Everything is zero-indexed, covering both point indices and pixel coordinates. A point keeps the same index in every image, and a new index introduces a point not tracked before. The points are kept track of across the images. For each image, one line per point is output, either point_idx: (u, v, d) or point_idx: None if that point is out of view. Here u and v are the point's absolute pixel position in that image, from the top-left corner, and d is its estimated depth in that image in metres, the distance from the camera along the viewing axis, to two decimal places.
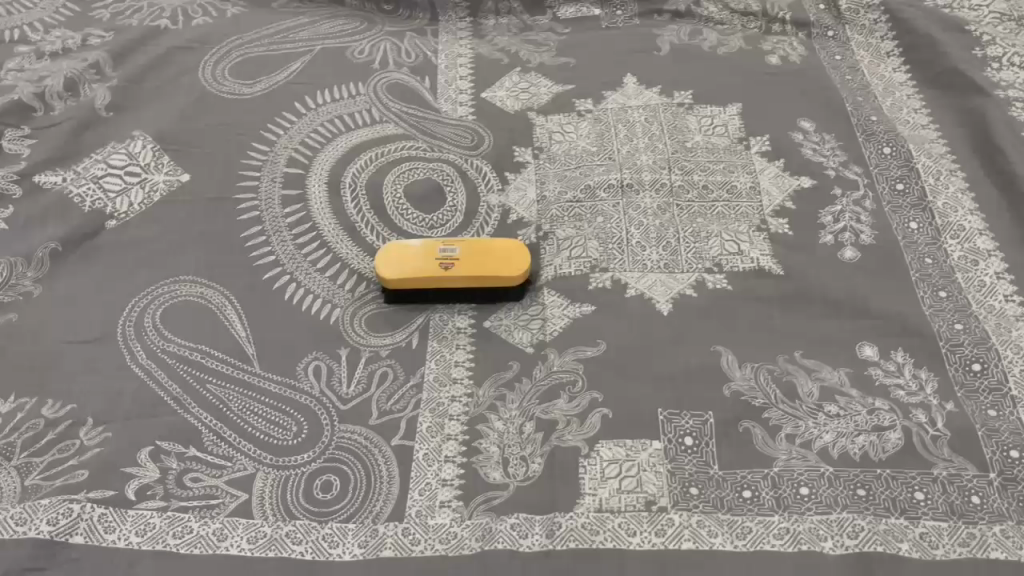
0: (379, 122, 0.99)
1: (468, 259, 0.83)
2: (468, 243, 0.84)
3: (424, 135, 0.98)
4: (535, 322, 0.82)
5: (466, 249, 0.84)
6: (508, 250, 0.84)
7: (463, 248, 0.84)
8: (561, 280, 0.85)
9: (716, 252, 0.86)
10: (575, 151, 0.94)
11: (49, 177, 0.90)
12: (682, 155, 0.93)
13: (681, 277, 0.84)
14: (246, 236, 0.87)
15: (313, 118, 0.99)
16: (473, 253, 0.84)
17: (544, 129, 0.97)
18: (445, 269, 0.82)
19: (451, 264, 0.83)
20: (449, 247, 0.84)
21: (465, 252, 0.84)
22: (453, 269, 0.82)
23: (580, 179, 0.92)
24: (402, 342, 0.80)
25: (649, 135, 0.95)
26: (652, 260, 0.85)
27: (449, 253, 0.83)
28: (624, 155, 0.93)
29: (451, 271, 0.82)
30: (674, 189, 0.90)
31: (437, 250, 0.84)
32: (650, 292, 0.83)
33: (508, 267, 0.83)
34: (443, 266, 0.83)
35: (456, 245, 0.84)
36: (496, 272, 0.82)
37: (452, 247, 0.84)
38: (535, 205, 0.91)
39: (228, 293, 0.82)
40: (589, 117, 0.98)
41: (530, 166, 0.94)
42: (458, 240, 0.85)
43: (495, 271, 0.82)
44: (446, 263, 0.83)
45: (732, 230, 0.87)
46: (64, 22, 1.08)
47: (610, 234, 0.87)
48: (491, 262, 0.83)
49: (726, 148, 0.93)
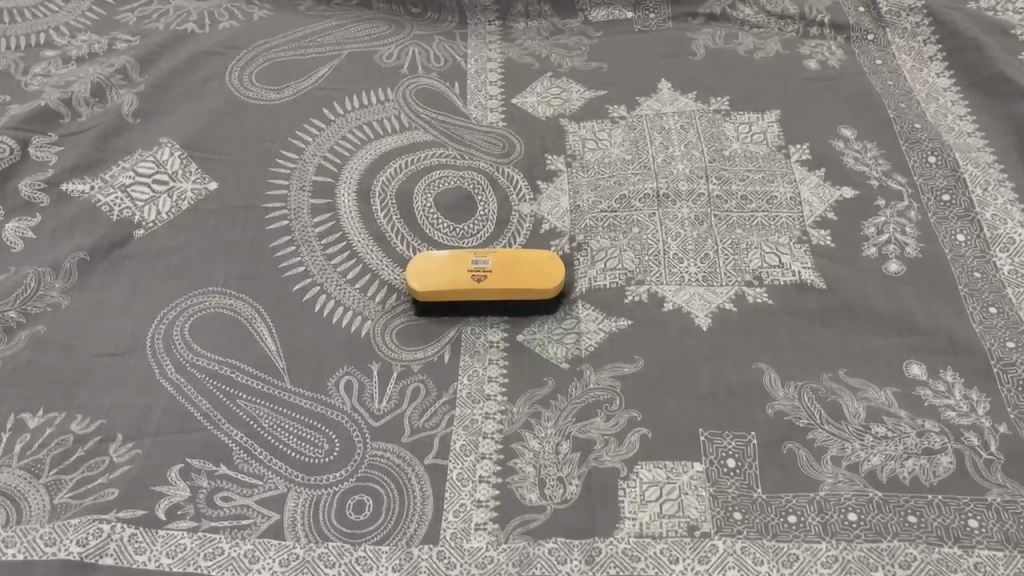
0: (409, 129, 0.97)
1: (500, 271, 0.81)
2: (501, 255, 0.83)
3: (454, 142, 0.96)
4: (570, 337, 0.80)
5: (499, 261, 0.82)
6: (541, 262, 0.82)
7: (496, 260, 0.82)
8: (596, 293, 0.83)
9: (755, 264, 0.83)
10: (609, 159, 0.92)
11: (76, 185, 0.89)
12: (719, 164, 0.90)
13: (720, 290, 0.82)
14: (275, 246, 0.86)
15: (341, 124, 0.97)
16: (506, 265, 0.82)
17: (576, 136, 0.95)
18: (477, 281, 0.81)
19: (484, 276, 0.81)
20: (481, 259, 0.82)
21: (498, 264, 0.82)
22: (485, 282, 0.81)
23: (614, 188, 0.90)
24: (434, 356, 0.79)
25: (685, 143, 0.92)
26: (690, 272, 0.83)
27: (481, 265, 0.82)
28: (659, 163, 0.91)
29: (483, 283, 0.81)
30: (712, 199, 0.88)
31: (469, 261, 0.82)
32: (688, 306, 0.81)
33: (541, 280, 0.81)
34: (475, 278, 0.81)
35: (488, 257, 0.82)
36: (529, 285, 0.81)
37: (484, 259, 0.82)
38: (569, 215, 0.89)
39: (258, 305, 0.81)
40: (622, 123, 0.95)
41: (563, 174, 0.92)
42: (491, 251, 0.83)
43: (528, 284, 0.81)
44: (478, 275, 0.81)
45: (772, 242, 0.85)
46: (90, 26, 1.07)
47: (646, 246, 0.85)
48: (524, 274, 0.81)
49: (765, 156, 0.91)
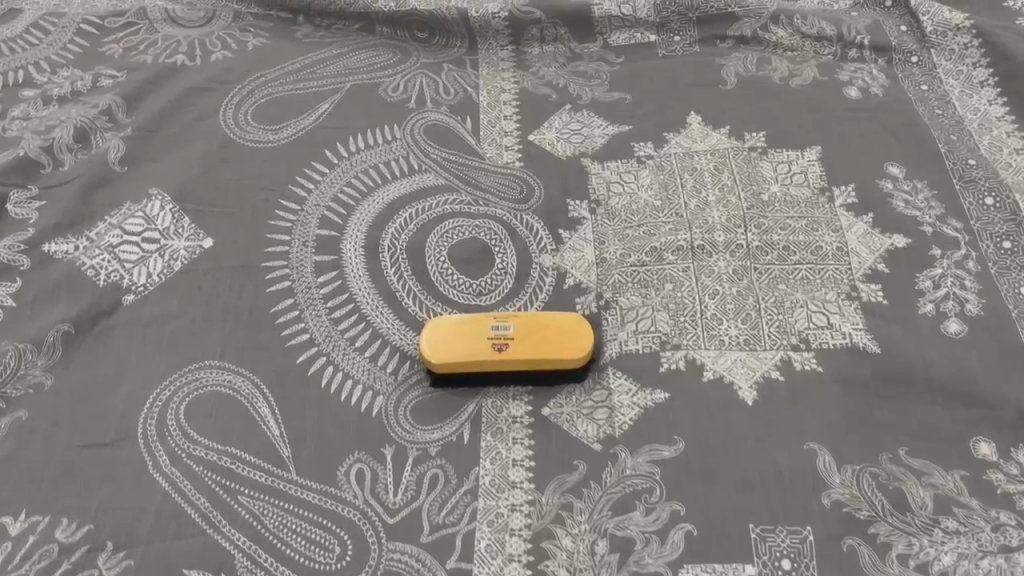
0: (418, 172, 0.90)
1: (523, 337, 0.74)
2: (523, 318, 0.76)
3: (468, 186, 0.89)
4: (601, 411, 0.73)
5: (521, 325, 0.75)
6: (567, 326, 0.75)
7: (518, 325, 0.75)
8: (628, 359, 0.76)
9: (801, 326, 0.76)
10: (637, 205, 0.85)
11: (59, 246, 0.82)
12: (757, 210, 0.83)
13: (764, 356, 0.75)
14: (277, 311, 0.79)
15: (345, 168, 0.90)
16: (529, 330, 0.75)
17: (600, 179, 0.88)
18: (498, 350, 0.74)
19: (505, 344, 0.74)
20: (502, 323, 0.75)
21: (520, 330, 0.75)
22: (507, 351, 0.74)
23: (644, 239, 0.82)
24: (453, 436, 0.72)
25: (720, 186, 0.85)
26: (730, 335, 0.76)
27: (502, 331, 0.75)
28: (692, 210, 0.83)
29: (505, 353, 0.74)
30: (751, 251, 0.80)
31: (489, 326, 0.75)
32: (730, 375, 0.74)
33: (568, 347, 0.74)
34: (496, 346, 0.74)
35: (509, 321, 0.75)
36: (555, 353, 0.74)
37: (505, 324, 0.75)
38: (595, 268, 0.82)
39: (258, 381, 0.74)
40: (650, 163, 0.88)
41: (587, 222, 0.85)
42: (512, 313, 0.76)
43: (554, 353, 0.74)
44: (499, 342, 0.74)
45: (818, 300, 0.78)
46: (72, 60, 0.99)
47: (681, 305, 0.78)
48: (549, 341, 0.74)
49: (807, 201, 0.84)
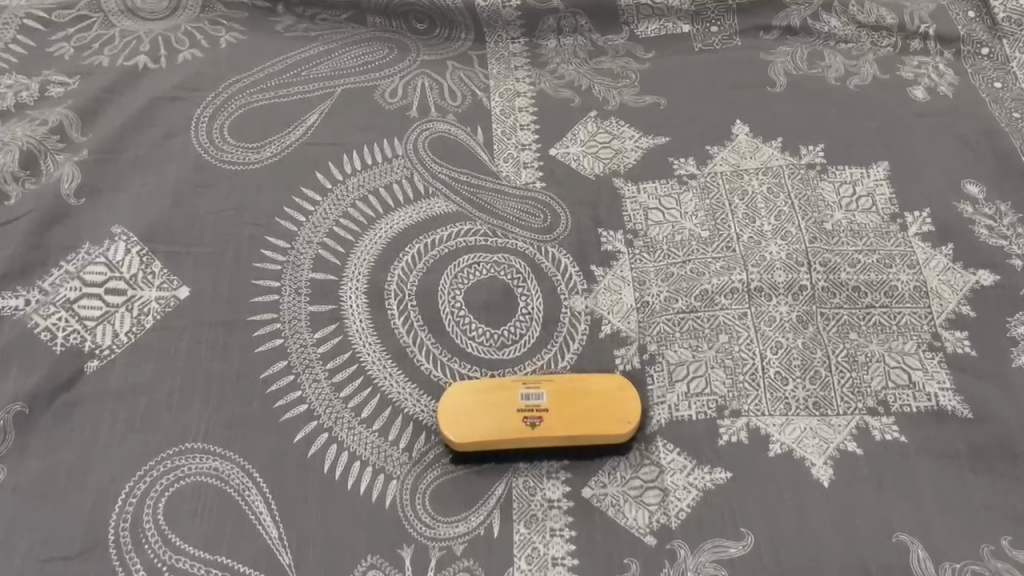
0: (425, 196, 0.78)
1: (559, 409, 0.64)
2: (558, 384, 0.65)
3: (483, 213, 0.77)
4: (651, 494, 0.63)
5: (557, 394, 0.64)
6: (609, 394, 0.65)
7: (552, 393, 0.64)
8: (679, 428, 0.65)
9: (878, 385, 0.66)
10: (681, 237, 0.74)
11: (7, 301, 0.69)
12: (820, 244, 0.72)
13: (838, 422, 0.65)
14: (268, 377, 0.67)
15: (341, 194, 0.77)
16: (566, 399, 0.64)
17: (636, 204, 0.76)
18: (531, 426, 0.63)
19: (539, 418, 0.63)
20: (534, 392, 0.64)
21: (556, 399, 0.64)
22: (541, 426, 0.63)
23: (692, 278, 0.71)
24: (481, 528, 0.62)
25: (775, 214, 0.74)
26: (797, 398, 0.66)
27: (534, 401, 0.64)
28: (746, 244, 0.73)
29: (539, 429, 0.63)
30: (816, 293, 0.70)
31: (519, 395, 0.64)
32: (800, 448, 0.64)
33: (612, 420, 0.63)
34: (528, 421, 0.63)
35: (542, 389, 0.65)
36: (596, 428, 0.63)
37: (538, 392, 0.64)
38: (635, 314, 0.70)
39: (250, 469, 0.63)
40: (693, 185, 0.77)
41: (624, 256, 0.73)
42: (544, 378, 0.65)
43: (596, 428, 0.63)
44: (532, 416, 0.63)
45: (896, 352, 0.67)
46: (15, 64, 0.85)
47: (739, 360, 0.67)
48: (589, 413, 0.64)
49: (876, 230, 0.73)
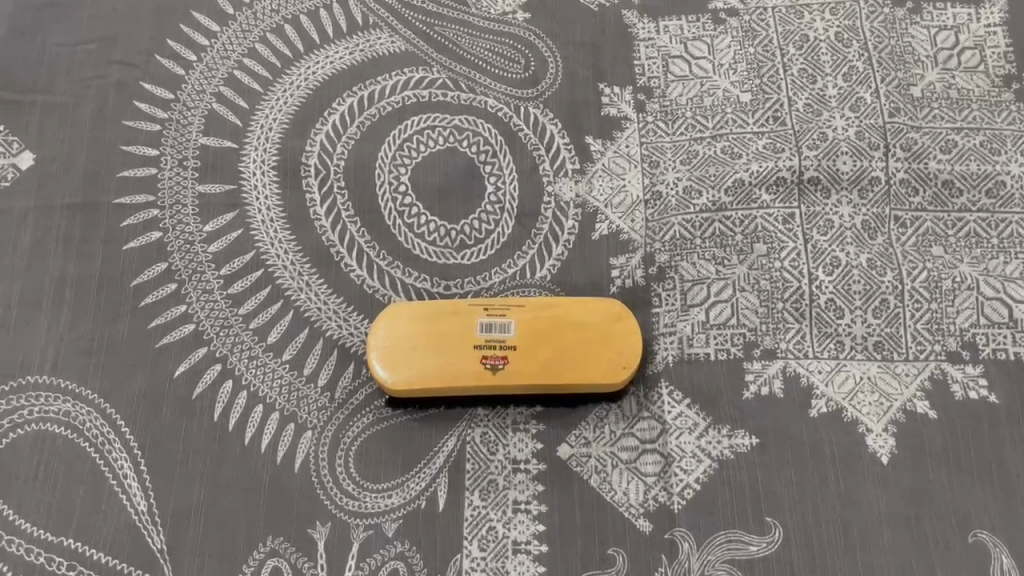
0: (364, 29, 0.57)
1: (531, 347, 0.47)
2: (532, 312, 0.48)
3: (443, 56, 0.56)
4: (650, 461, 0.47)
5: (529, 326, 0.47)
6: (599, 327, 0.47)
7: (523, 325, 0.47)
8: (693, 371, 0.49)
9: (966, 321, 0.49)
10: (712, 100, 0.54)
11: None
12: (904, 118, 0.52)
13: (906, 371, 0.48)
14: (141, 286, 0.50)
15: (247, 23, 0.56)
16: (540, 333, 0.47)
17: (653, 49, 0.55)
18: (492, 369, 0.46)
19: (503, 360, 0.46)
20: (498, 322, 0.47)
21: (527, 333, 0.47)
22: (505, 371, 0.46)
23: (722, 161, 0.52)
24: (421, 501, 0.46)
25: (844, 71, 0.54)
26: (854, 336, 0.49)
27: (497, 335, 0.47)
28: (800, 114, 0.53)
29: (503, 373, 0.46)
30: (893, 190, 0.51)
31: (477, 325, 0.47)
32: (852, 406, 0.47)
33: (601, 364, 0.47)
34: (487, 362, 0.46)
35: (509, 318, 0.47)
36: (579, 373, 0.46)
37: (504, 324, 0.47)
38: (642, 209, 0.52)
39: (112, 414, 0.47)
40: (734, 25, 0.56)
41: (632, 125, 0.54)
42: (513, 303, 0.48)
43: (581, 374, 0.46)
44: (493, 355, 0.47)
45: (995, 276, 0.49)
46: None
47: (778, 280, 0.50)
48: (572, 352, 0.47)
49: (982, 98, 0.53)
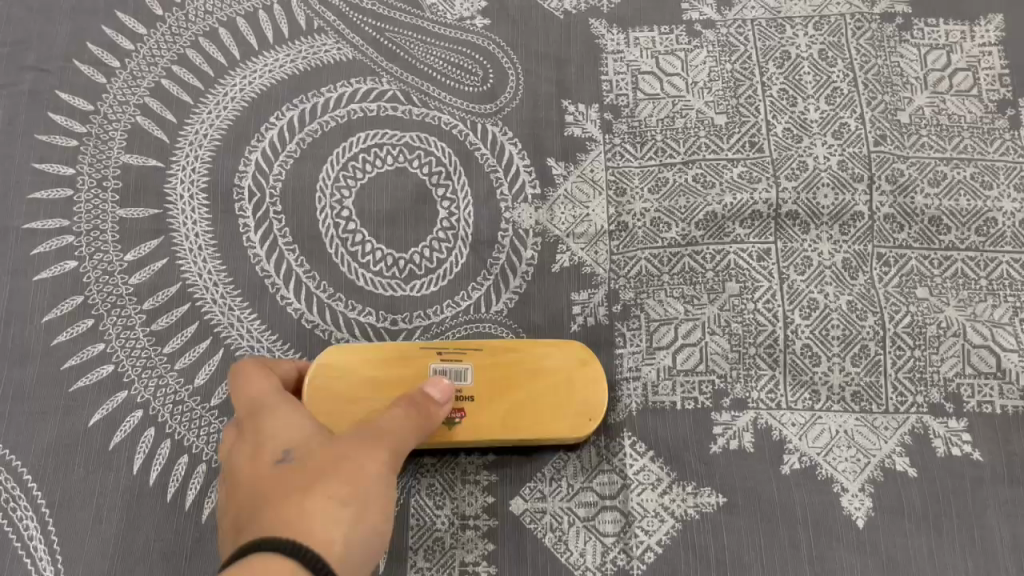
0: (307, 34, 0.52)
1: (488, 396, 0.43)
2: (489, 357, 0.44)
3: (394, 65, 0.52)
4: (609, 520, 0.43)
5: (486, 372, 0.43)
6: (561, 373, 0.44)
7: (479, 372, 0.43)
8: (657, 421, 0.45)
9: (950, 371, 0.45)
10: (684, 122, 0.50)
11: None
12: (889, 147, 0.48)
13: (885, 425, 0.45)
14: (53, 323, 0.45)
15: (178, 25, 0.51)
16: (498, 382, 0.43)
17: (623, 63, 0.51)
18: (446, 423, 0.42)
19: (458, 412, 0.43)
20: (452, 368, 0.43)
21: (484, 380, 0.43)
22: (461, 425, 0.42)
23: (694, 190, 0.48)
24: None
25: (827, 93, 0.50)
26: (831, 385, 0.45)
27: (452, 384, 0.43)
28: (779, 140, 0.49)
29: (458, 427, 0.42)
30: (876, 226, 0.47)
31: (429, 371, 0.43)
32: (827, 462, 0.44)
33: (562, 416, 0.43)
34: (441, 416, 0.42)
35: (464, 364, 0.43)
36: (541, 425, 0.43)
37: (459, 371, 0.43)
38: (607, 241, 0.48)
39: (18, 468, 0.43)
40: (710, 39, 0.51)
41: (597, 148, 0.49)
42: (469, 346, 0.44)
43: (542, 425, 0.43)
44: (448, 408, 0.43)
45: (983, 322, 0.46)
46: None
47: (752, 324, 0.46)
48: (532, 401, 0.43)
49: (975, 126, 0.49)
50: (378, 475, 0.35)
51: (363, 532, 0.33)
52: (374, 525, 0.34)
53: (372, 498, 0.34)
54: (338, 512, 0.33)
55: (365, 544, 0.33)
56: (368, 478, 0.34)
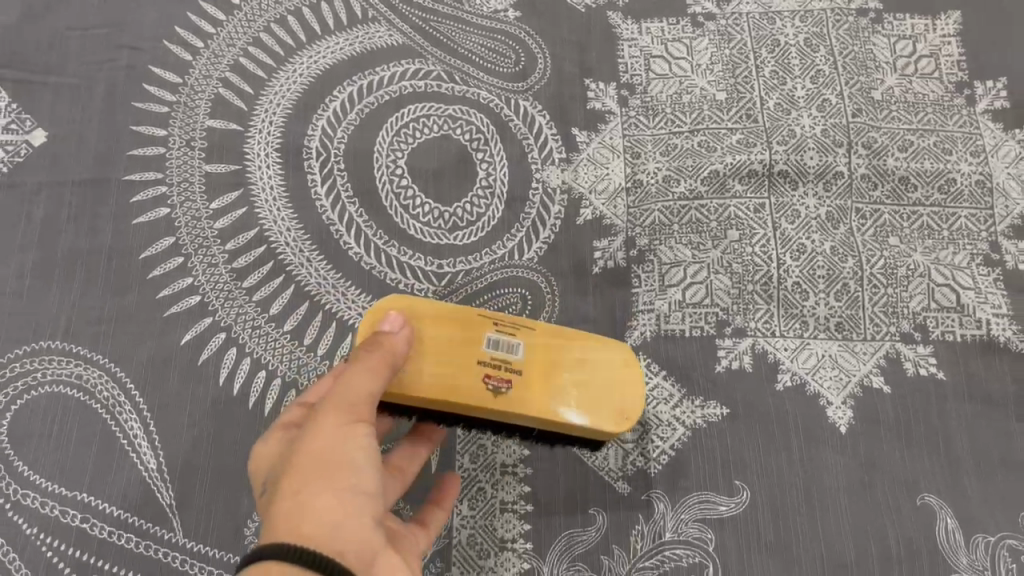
0: (363, 22, 0.60)
1: (536, 374, 0.44)
2: (540, 338, 0.45)
3: (438, 49, 0.59)
4: (628, 428, 0.50)
5: (535, 350, 0.45)
6: (610, 370, 0.45)
7: (530, 349, 0.44)
8: (669, 347, 0.52)
9: (918, 306, 0.53)
10: (690, 98, 0.58)
11: None
12: (865, 119, 0.57)
13: (863, 350, 0.52)
14: (149, 259, 0.52)
15: (252, 12, 0.59)
16: (545, 361, 0.44)
17: (636, 49, 0.59)
18: (495, 391, 0.43)
19: (507, 383, 0.43)
20: (506, 341, 0.44)
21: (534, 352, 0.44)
22: (508, 395, 0.43)
23: (699, 154, 0.56)
24: None
25: (812, 75, 0.58)
26: (817, 317, 0.53)
27: (503, 355, 0.44)
28: (771, 113, 0.57)
29: (508, 397, 0.43)
30: (854, 184, 0.55)
31: (485, 339, 0.44)
32: (814, 381, 0.51)
33: (606, 411, 0.44)
34: (490, 383, 0.43)
35: (517, 339, 0.44)
36: (585, 413, 0.44)
37: (509, 343, 0.44)
38: (624, 197, 0.55)
39: (122, 378, 0.50)
40: (711, 29, 0.60)
41: (615, 119, 0.57)
42: (523, 324, 0.46)
43: (584, 414, 0.44)
44: (498, 376, 0.43)
45: (945, 265, 0.54)
46: None
47: (749, 265, 0.54)
48: (578, 389, 0.44)
49: (936, 103, 0.57)
50: (346, 438, 0.36)
51: (347, 498, 0.34)
52: (359, 488, 0.35)
53: (346, 464, 0.35)
54: (312, 491, 0.34)
55: (356, 505, 0.34)
56: (337, 446, 0.35)
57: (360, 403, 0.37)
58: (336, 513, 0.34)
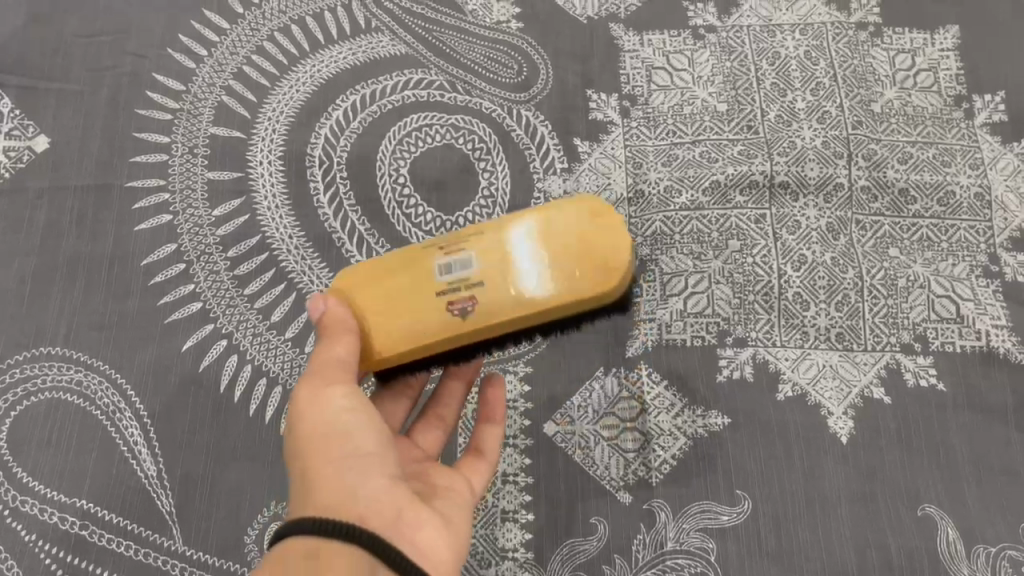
0: (366, 31, 0.60)
1: (499, 279, 0.39)
2: (495, 236, 0.40)
3: (441, 59, 0.60)
4: (630, 437, 0.50)
5: (493, 254, 0.39)
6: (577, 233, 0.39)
7: (484, 255, 0.39)
8: (670, 356, 0.52)
9: (918, 317, 0.53)
10: (691, 109, 0.58)
11: None
12: (865, 131, 0.57)
13: (864, 360, 0.52)
14: (151, 265, 0.52)
15: (256, 21, 0.59)
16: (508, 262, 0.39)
17: (638, 60, 0.60)
18: (462, 316, 0.39)
19: (471, 304, 0.39)
20: (455, 259, 0.39)
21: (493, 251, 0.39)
22: (477, 315, 0.39)
23: (700, 165, 0.56)
24: None
25: (812, 87, 0.59)
26: (819, 327, 0.53)
27: (457, 276, 0.39)
28: (771, 124, 0.57)
29: (477, 316, 0.39)
30: (854, 196, 0.56)
31: (433, 269, 0.39)
32: (815, 391, 0.52)
33: (588, 282, 0.39)
34: (454, 311, 0.39)
35: (467, 252, 0.39)
36: (574, 297, 0.39)
37: (459, 260, 0.39)
38: (626, 206, 0.56)
39: (122, 385, 0.50)
40: (712, 41, 0.60)
41: (617, 130, 0.58)
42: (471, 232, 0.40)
43: (573, 296, 0.39)
44: (459, 301, 0.39)
45: (945, 276, 0.54)
46: None
47: (750, 275, 0.54)
48: (556, 275, 0.39)
49: (935, 116, 0.58)
50: (333, 410, 0.37)
51: (355, 464, 0.36)
52: (363, 452, 0.37)
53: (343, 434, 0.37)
54: (321, 470, 0.36)
55: (364, 469, 0.36)
56: (329, 420, 0.37)
57: (335, 371, 0.38)
58: (344, 482, 0.36)
